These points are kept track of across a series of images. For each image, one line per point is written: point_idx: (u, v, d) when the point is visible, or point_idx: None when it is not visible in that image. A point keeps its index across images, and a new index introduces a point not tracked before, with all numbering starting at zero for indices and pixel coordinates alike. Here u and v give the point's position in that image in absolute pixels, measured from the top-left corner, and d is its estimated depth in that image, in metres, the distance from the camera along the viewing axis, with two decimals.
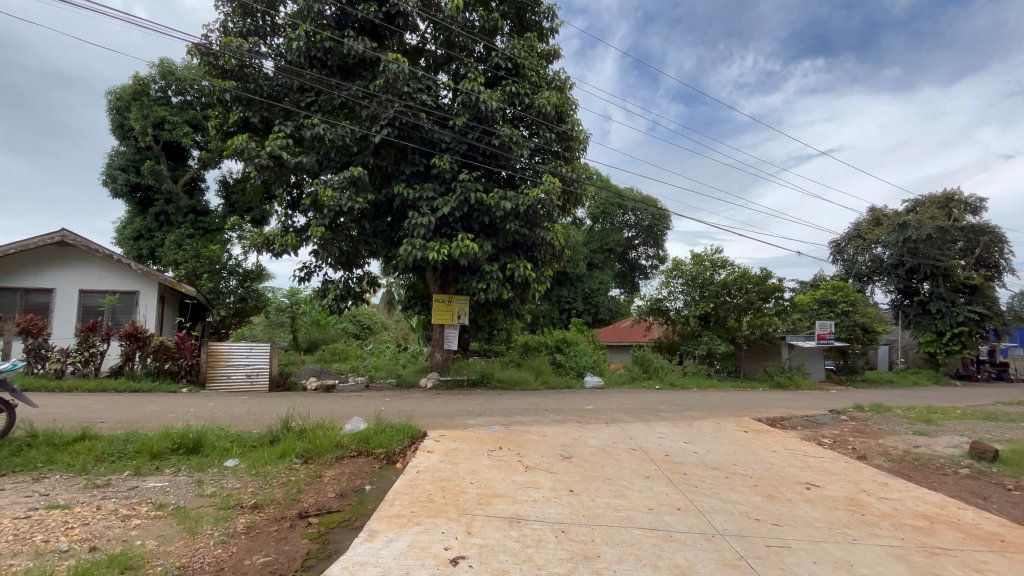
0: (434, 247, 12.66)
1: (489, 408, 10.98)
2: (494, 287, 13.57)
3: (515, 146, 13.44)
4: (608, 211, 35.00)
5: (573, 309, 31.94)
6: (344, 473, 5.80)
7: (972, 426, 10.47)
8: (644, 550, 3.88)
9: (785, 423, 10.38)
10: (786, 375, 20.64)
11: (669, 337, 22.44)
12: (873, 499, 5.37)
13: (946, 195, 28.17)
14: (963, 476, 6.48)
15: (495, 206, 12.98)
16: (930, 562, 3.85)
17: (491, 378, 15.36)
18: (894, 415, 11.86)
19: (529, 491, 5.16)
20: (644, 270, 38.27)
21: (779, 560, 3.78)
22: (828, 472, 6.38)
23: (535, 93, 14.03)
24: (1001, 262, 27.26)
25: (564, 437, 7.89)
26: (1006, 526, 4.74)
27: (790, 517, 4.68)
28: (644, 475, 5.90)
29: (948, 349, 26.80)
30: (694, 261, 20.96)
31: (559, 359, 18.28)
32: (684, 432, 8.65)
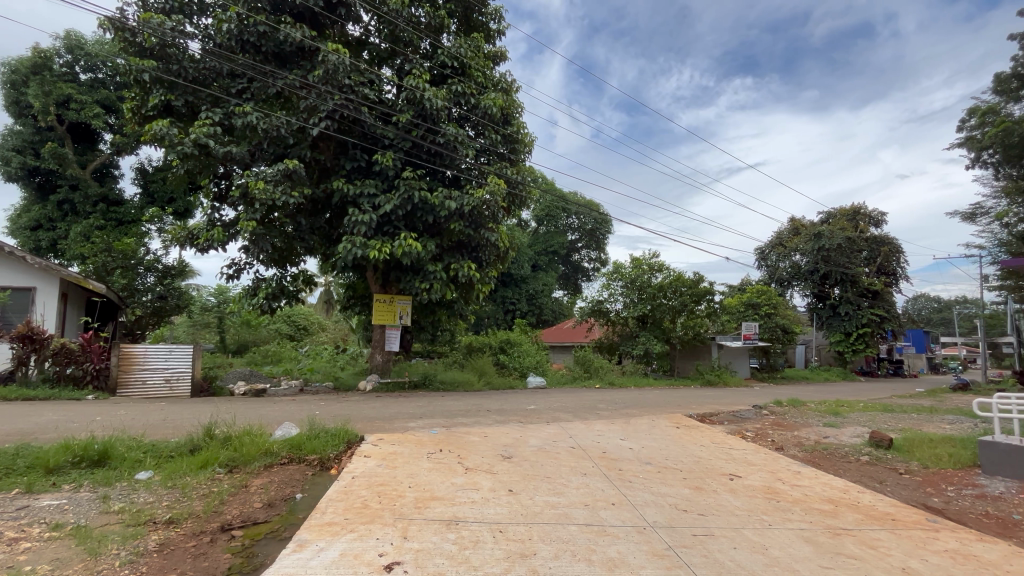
0: (375, 246, 12.32)
1: (430, 410, 10.82)
2: (438, 288, 13.39)
3: (460, 146, 13.33)
4: (553, 214, 35.70)
5: (518, 310, 32.21)
6: (273, 482, 5.50)
7: (873, 418, 11.58)
8: (579, 545, 3.97)
9: (714, 419, 11.04)
10: (715, 373, 21.90)
11: (609, 337, 23.21)
12: (788, 487, 5.81)
13: (854, 208, 31.05)
14: (863, 463, 7.16)
15: (440, 206, 12.79)
16: (833, 542, 4.22)
17: (433, 380, 15.20)
18: (808, 409, 12.94)
19: (468, 492, 5.14)
20: (587, 272, 39.36)
21: (703, 548, 3.99)
22: (749, 463, 6.85)
23: (481, 94, 14.04)
24: (898, 270, 30.24)
25: (506, 437, 7.93)
26: (897, 507, 5.29)
27: (714, 507, 4.97)
28: (582, 472, 6.06)
29: (854, 348, 29.57)
30: (633, 264, 21.81)
31: (503, 360, 18.36)
32: (621, 429, 8.97)
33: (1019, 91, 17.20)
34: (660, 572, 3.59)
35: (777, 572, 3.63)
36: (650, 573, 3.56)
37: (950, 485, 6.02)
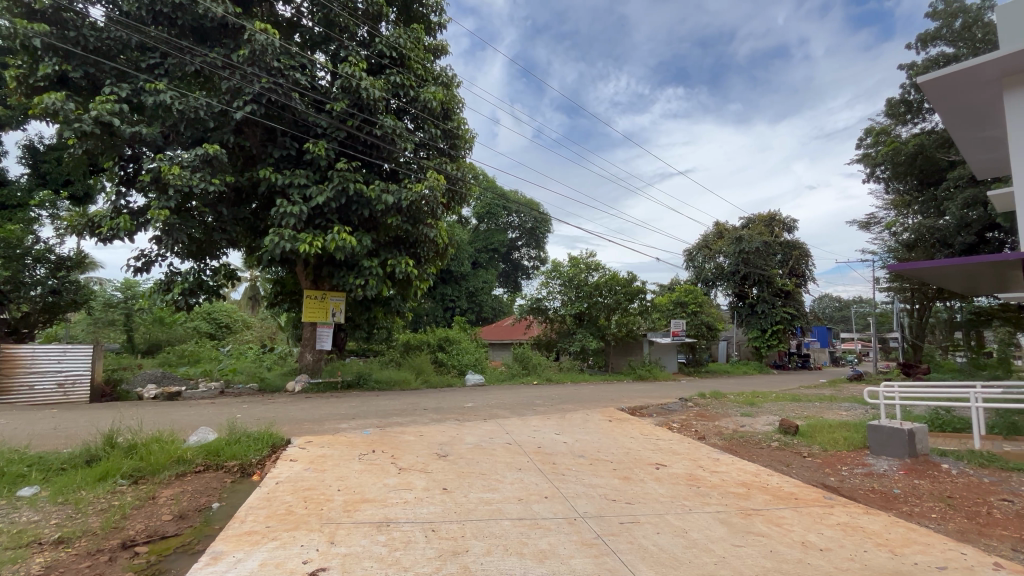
0: (306, 239, 11.71)
1: (364, 410, 10.49)
2: (374, 284, 12.96)
3: (398, 139, 12.96)
4: (493, 212, 35.74)
5: (457, 307, 31.90)
6: (186, 492, 5.09)
7: (783, 407, 12.64)
8: (511, 539, 4.01)
9: (643, 411, 11.58)
10: (646, 368, 23.01)
11: (547, 335, 23.67)
12: (708, 473, 6.22)
13: (771, 215, 33.54)
14: (774, 449, 7.79)
15: (376, 199, 12.39)
16: (745, 522, 4.57)
17: (368, 379, 14.76)
18: (728, 400, 13.93)
19: (401, 493, 5.03)
20: (526, 270, 39.87)
21: (629, 535, 4.17)
22: (674, 453, 7.26)
23: (421, 87, 13.77)
24: (807, 272, 33.08)
25: (441, 436, 7.85)
26: (800, 487, 5.82)
27: (641, 495, 5.21)
28: (517, 468, 6.13)
29: (768, 344, 32.13)
30: (571, 263, 22.41)
31: (441, 358, 18.16)
32: (555, 424, 9.15)
33: (906, 115, 19.31)
34: (589, 560, 3.71)
35: (695, 553, 3.86)
36: (579, 562, 3.66)
37: (844, 465, 6.70)
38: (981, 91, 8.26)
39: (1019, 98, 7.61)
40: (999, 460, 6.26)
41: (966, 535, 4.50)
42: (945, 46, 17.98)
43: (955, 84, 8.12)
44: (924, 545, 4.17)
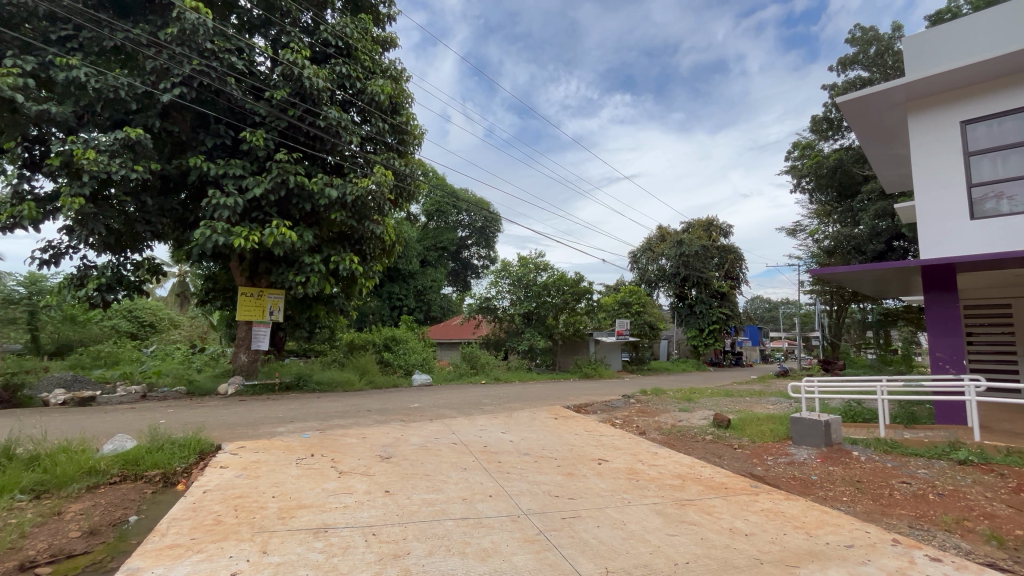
0: (240, 233, 11.06)
1: (303, 412, 10.06)
2: (315, 281, 12.42)
3: (343, 131, 12.54)
4: (442, 210, 35.41)
5: (404, 306, 31.25)
6: (99, 505, 4.67)
7: (717, 402, 13.40)
8: (454, 540, 3.98)
9: (588, 409, 11.88)
10: (592, 366, 23.60)
11: (496, 334, 23.76)
12: (647, 466, 6.48)
13: (708, 221, 35.09)
14: (709, 442, 8.22)
15: (319, 193, 11.89)
16: (679, 512, 4.79)
17: (309, 380, 14.20)
18: (667, 396, 14.57)
19: (341, 497, 4.87)
20: (476, 270, 39.81)
21: (570, 529, 4.27)
22: (616, 448, 7.50)
23: (368, 79, 13.40)
24: (741, 275, 34.97)
25: (385, 438, 7.67)
26: (730, 477, 6.17)
27: (583, 491, 5.34)
28: (462, 467, 6.11)
29: (705, 342, 33.91)
30: (520, 263, 22.64)
31: (386, 357, 17.75)
32: (502, 423, 9.21)
33: (828, 132, 20.97)
34: (530, 556, 3.75)
35: (632, 544, 4.01)
36: (521, 559, 3.69)
37: (769, 455, 7.19)
38: (891, 112, 9.13)
39: (923, 120, 8.45)
40: (900, 446, 6.94)
41: (871, 515, 4.96)
42: (862, 69, 19.70)
43: (870, 104, 8.89)
44: (835, 526, 4.54)
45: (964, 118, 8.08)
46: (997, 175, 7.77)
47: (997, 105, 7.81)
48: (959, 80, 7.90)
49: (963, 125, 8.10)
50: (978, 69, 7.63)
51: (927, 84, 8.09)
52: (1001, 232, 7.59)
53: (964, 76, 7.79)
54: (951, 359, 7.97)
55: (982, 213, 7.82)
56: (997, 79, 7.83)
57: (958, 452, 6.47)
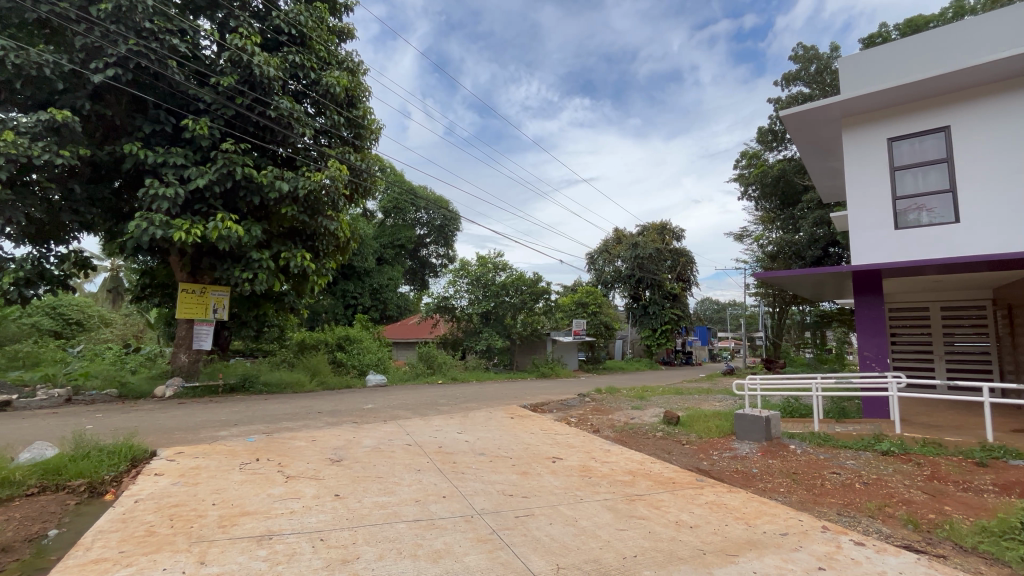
0: (181, 226, 10.43)
1: (248, 415, 9.62)
2: (263, 278, 11.87)
3: (296, 123, 12.09)
4: (400, 207, 34.83)
5: (359, 305, 30.45)
6: (12, 520, 4.27)
7: (666, 400, 13.90)
8: (405, 542, 3.92)
9: (544, 408, 12.03)
10: (549, 366, 23.85)
11: (453, 333, 23.61)
12: (599, 463, 6.63)
13: (662, 226, 35.95)
14: (659, 439, 8.50)
15: (268, 186, 11.38)
16: (629, 507, 4.93)
17: (255, 382, 13.61)
18: (620, 394, 14.95)
19: (287, 503, 4.69)
20: (434, 268, 39.38)
21: (523, 527, 4.30)
22: (570, 446, 7.63)
23: (323, 70, 12.98)
24: (692, 278, 36.25)
25: (337, 440, 7.46)
26: (678, 472, 6.40)
27: (537, 489, 5.39)
28: (416, 469, 6.02)
29: (658, 342, 35.05)
30: (479, 262, 22.63)
31: (339, 358, 17.25)
32: (458, 423, 9.17)
33: (773, 143, 22.10)
34: (483, 556, 3.75)
35: (583, 540, 4.09)
36: (473, 560, 3.68)
37: (714, 450, 7.52)
38: (828, 127, 9.76)
39: (856, 136, 9.08)
40: (831, 439, 7.44)
41: (805, 504, 5.29)
42: (803, 85, 20.95)
43: (810, 118, 9.45)
44: (773, 516, 4.81)
45: (891, 135, 8.75)
46: (919, 189, 8.46)
47: (919, 124, 8.51)
48: (887, 99, 8.54)
49: (889, 142, 8.77)
50: (904, 91, 8.29)
51: (860, 102, 8.68)
52: (921, 241, 8.28)
53: (892, 96, 8.43)
54: (877, 357, 8.62)
55: (905, 224, 8.49)
56: (920, 100, 8.53)
57: (882, 443, 7.01)
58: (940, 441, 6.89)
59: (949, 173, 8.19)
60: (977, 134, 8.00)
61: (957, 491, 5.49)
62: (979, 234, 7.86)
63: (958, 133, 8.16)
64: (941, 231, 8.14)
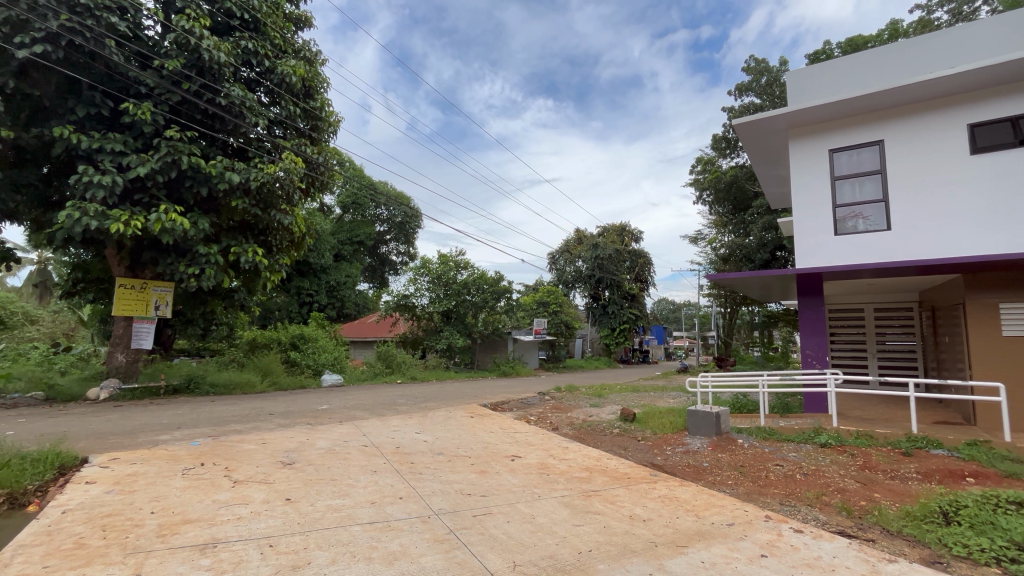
0: (119, 218, 9.77)
1: (193, 418, 9.15)
2: (211, 274, 11.28)
3: (247, 112, 11.57)
4: (359, 203, 34.04)
5: (314, 303, 29.50)
6: None
7: (623, 397, 14.25)
8: (360, 545, 3.84)
9: (504, 406, 12.07)
10: (510, 365, 23.93)
11: (413, 332, 23.30)
12: (557, 460, 6.72)
13: (622, 227, 36.91)
14: (616, 435, 8.70)
15: (217, 177, 10.83)
16: (585, 503, 5.02)
17: (202, 383, 12.97)
18: (579, 392, 15.19)
19: (234, 508, 4.49)
20: (394, 266, 38.71)
21: (480, 526, 4.30)
22: (530, 444, 7.69)
23: (278, 58, 12.48)
24: (649, 279, 37.32)
25: (289, 442, 7.21)
26: (633, 468, 6.57)
27: (495, 487, 5.40)
28: (372, 470, 5.90)
29: (616, 341, 35.82)
30: (440, 261, 22.43)
31: (293, 357, 16.67)
32: (417, 423, 9.05)
33: (726, 150, 23.09)
34: (439, 556, 3.72)
35: (539, 536, 4.13)
36: (430, 560, 3.65)
37: (668, 446, 7.78)
38: (775, 136, 10.28)
39: (801, 146, 9.61)
40: (775, 433, 7.85)
41: (750, 495, 5.55)
42: (755, 96, 21.97)
43: (760, 128, 9.92)
44: (720, 507, 5.02)
45: (832, 147, 9.31)
46: (856, 198, 9.05)
47: (857, 137, 9.11)
48: (829, 113, 9.09)
49: (831, 153, 9.33)
50: (844, 105, 8.84)
51: (805, 114, 9.20)
52: (858, 247, 8.85)
53: (834, 110, 8.97)
54: (817, 356, 9.15)
55: (844, 230, 9.05)
56: (857, 115, 9.13)
57: (820, 436, 7.46)
58: (871, 433, 7.40)
59: (883, 184, 8.81)
60: (908, 149, 8.64)
61: (885, 479, 5.92)
62: (908, 241, 8.50)
63: (891, 147, 8.79)
64: (875, 238, 8.74)
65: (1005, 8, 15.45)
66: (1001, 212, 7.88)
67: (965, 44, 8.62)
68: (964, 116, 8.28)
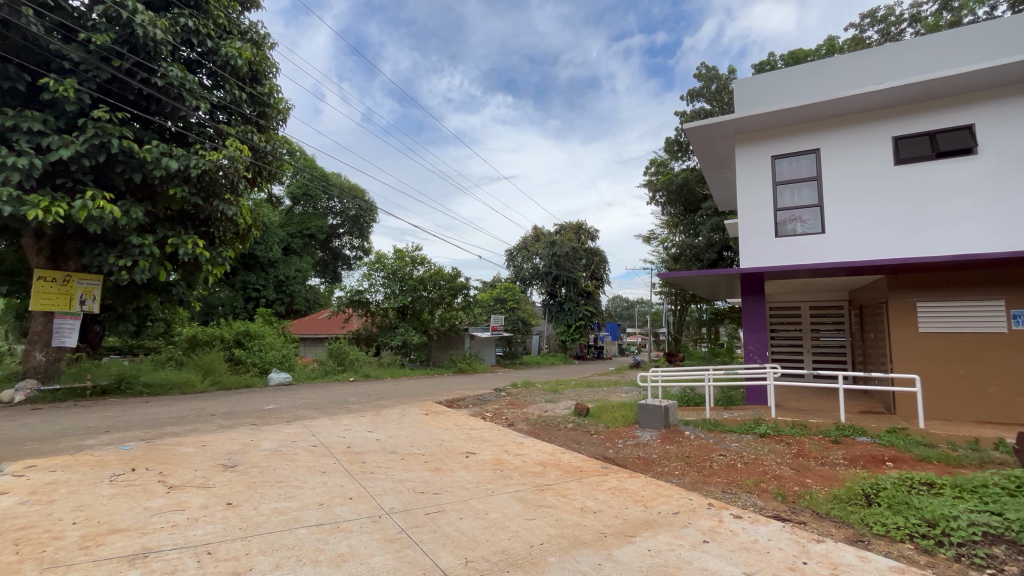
0: (37, 203, 8.93)
1: (124, 420, 8.55)
2: (146, 267, 10.53)
3: (187, 94, 10.86)
4: (311, 194, 32.80)
5: (261, 298, 28.20)
6: None
7: (578, 392, 14.52)
8: (306, 548, 3.71)
9: (459, 403, 12.01)
10: (466, 361, 23.83)
11: (367, 329, 22.80)
12: (512, 456, 6.75)
13: (578, 225, 37.52)
14: (569, 430, 8.85)
15: (152, 163, 10.10)
16: (539, 497, 5.07)
17: (134, 382, 12.15)
18: (535, 388, 15.34)
19: (170, 515, 4.23)
20: (348, 261, 37.65)
21: (433, 524, 4.26)
22: (485, 440, 7.69)
23: (222, 39, 11.78)
24: (604, 277, 38.15)
25: (231, 444, 6.86)
26: (585, 461, 6.70)
27: (448, 484, 5.37)
28: (321, 471, 5.71)
29: (572, 337, 36.41)
30: (396, 256, 21.99)
31: (237, 355, 15.90)
32: (370, 421, 8.84)
33: (678, 153, 23.93)
34: (390, 556, 3.66)
35: (492, 532, 4.14)
36: (379, 560, 3.58)
37: (620, 439, 7.99)
38: (723, 142, 10.76)
39: (746, 152, 10.10)
40: (719, 425, 8.24)
41: (695, 485, 5.80)
42: (705, 102, 22.86)
43: (708, 133, 10.36)
44: (666, 496, 5.22)
45: (774, 153, 9.85)
46: (795, 203, 9.61)
47: (796, 145, 9.67)
48: (772, 121, 9.60)
49: (773, 159, 9.87)
50: (785, 114, 9.36)
51: (749, 122, 9.68)
52: (796, 248, 9.41)
53: (776, 118, 9.48)
54: (759, 351, 9.66)
55: (784, 233, 9.59)
56: (797, 124, 9.69)
57: (760, 427, 7.90)
58: (805, 422, 7.91)
59: (819, 190, 9.41)
60: (841, 158, 9.25)
61: (817, 465, 6.35)
62: (840, 243, 9.11)
63: (826, 155, 9.38)
64: (811, 240, 9.32)
65: (927, 31, 16.86)
66: (919, 218, 8.60)
67: (891, 63, 9.32)
68: (890, 129, 8.96)
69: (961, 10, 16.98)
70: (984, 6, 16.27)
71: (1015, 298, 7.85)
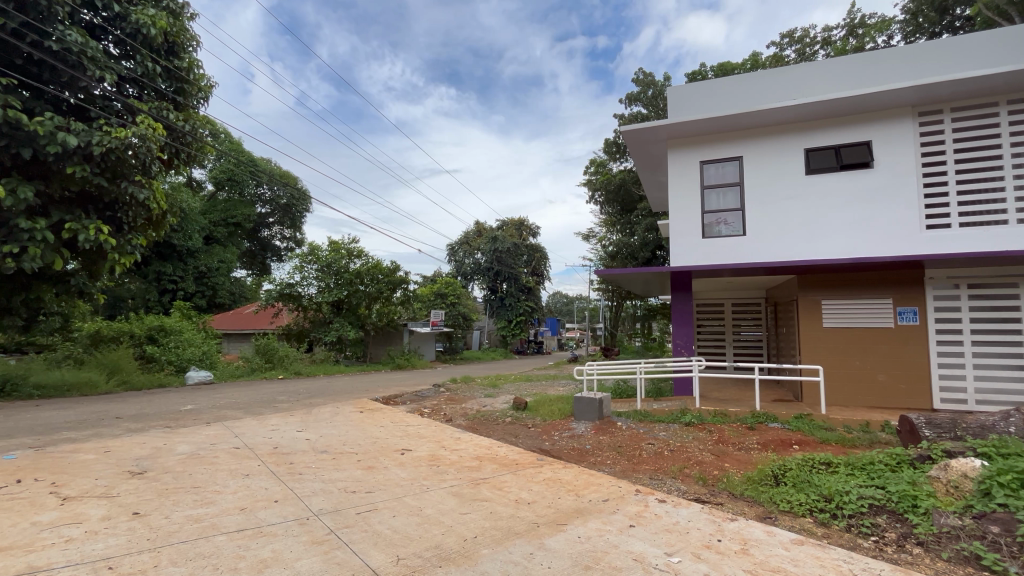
0: None
1: (8, 426, 7.59)
2: (38, 254, 9.36)
3: (90, 63, 9.73)
4: (236, 180, 30.65)
5: (178, 290, 26.00)
6: None
7: (516, 386, 14.68)
8: (224, 556, 3.49)
9: (396, 400, 11.75)
10: (404, 357, 23.37)
11: (299, 324, 21.91)
12: (448, 451, 6.72)
13: (520, 222, 37.87)
14: (507, 424, 8.94)
15: (46, 137, 8.97)
16: (474, 491, 5.08)
17: (22, 384, 10.83)
18: (474, 383, 15.33)
19: (63, 530, 3.82)
20: (278, 252, 35.61)
21: (364, 523, 4.15)
22: (421, 436, 7.58)
23: (133, 4, 10.68)
24: (545, 273, 38.78)
25: (141, 448, 6.30)
26: (522, 454, 6.80)
27: (382, 482, 5.26)
28: (244, 474, 5.39)
29: (512, 332, 36.72)
30: (331, 248, 21.12)
31: (149, 352, 14.57)
32: (299, 421, 8.45)
33: (616, 155, 24.81)
34: (317, 558, 3.52)
35: (426, 528, 4.11)
36: (305, 563, 3.44)
37: (555, 431, 8.18)
38: (657, 146, 11.28)
39: (677, 156, 10.64)
40: (649, 415, 8.67)
41: (625, 473, 6.07)
42: (642, 106, 23.78)
43: (644, 137, 10.82)
44: (597, 485, 5.43)
45: (703, 159, 10.46)
46: (720, 206, 10.28)
47: (722, 152, 10.34)
48: (702, 128, 10.19)
49: (702, 164, 10.48)
50: (713, 123, 9.96)
51: (681, 128, 10.22)
52: (720, 248, 10.07)
53: (705, 126, 10.07)
54: (686, 345, 10.26)
55: (710, 234, 10.23)
56: (723, 132, 10.34)
57: (686, 416, 8.41)
58: (725, 411, 8.51)
59: (741, 195, 10.11)
60: (760, 166, 9.99)
61: (734, 450, 6.86)
62: (759, 245, 9.85)
63: (748, 163, 10.09)
64: (734, 241, 10.00)
65: (836, 54, 18.53)
66: (825, 223, 9.47)
67: (805, 82, 10.18)
68: (803, 141, 9.78)
69: (864, 37, 18.80)
70: (882, 36, 18.13)
71: (900, 297, 8.85)
